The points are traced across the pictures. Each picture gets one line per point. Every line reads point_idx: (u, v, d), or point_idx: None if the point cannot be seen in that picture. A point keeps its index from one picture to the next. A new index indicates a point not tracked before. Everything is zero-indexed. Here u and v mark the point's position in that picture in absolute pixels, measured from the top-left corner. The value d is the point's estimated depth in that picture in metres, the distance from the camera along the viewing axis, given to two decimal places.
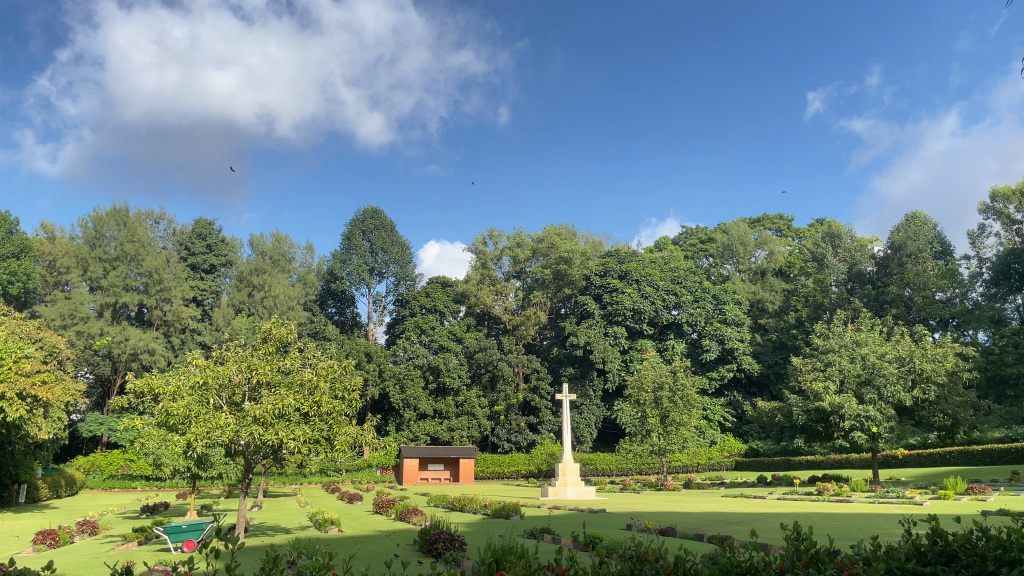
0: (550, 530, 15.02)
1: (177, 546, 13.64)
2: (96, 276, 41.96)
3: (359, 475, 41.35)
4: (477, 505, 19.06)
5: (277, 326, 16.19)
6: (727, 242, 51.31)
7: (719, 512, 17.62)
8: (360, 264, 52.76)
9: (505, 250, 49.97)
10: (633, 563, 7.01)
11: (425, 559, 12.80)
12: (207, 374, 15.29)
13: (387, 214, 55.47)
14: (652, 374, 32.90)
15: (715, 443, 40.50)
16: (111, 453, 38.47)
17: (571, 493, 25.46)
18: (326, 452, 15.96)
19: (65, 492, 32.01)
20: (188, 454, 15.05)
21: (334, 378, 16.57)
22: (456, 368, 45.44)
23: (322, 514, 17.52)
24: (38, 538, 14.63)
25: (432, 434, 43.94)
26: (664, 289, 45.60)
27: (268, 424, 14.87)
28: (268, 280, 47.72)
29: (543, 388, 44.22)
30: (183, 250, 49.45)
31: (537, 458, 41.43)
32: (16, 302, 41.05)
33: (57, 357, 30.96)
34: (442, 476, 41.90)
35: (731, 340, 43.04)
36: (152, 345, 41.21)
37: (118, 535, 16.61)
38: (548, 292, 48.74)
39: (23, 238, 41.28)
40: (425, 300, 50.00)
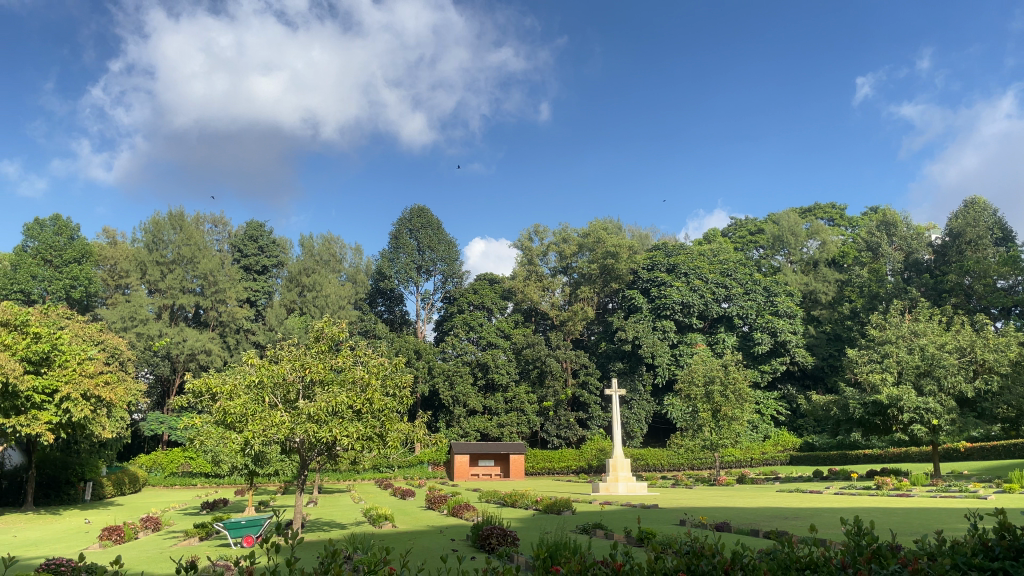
0: (603, 526, 15.00)
1: (237, 542, 13.93)
2: (154, 279, 43.13)
3: (410, 472, 41.81)
4: (528, 501, 19.12)
5: (329, 324, 16.48)
6: (778, 232, 50.47)
7: (773, 507, 17.37)
8: (408, 263, 53.37)
9: (551, 246, 49.94)
10: (689, 559, 6.95)
11: (478, 554, 12.87)
12: (263, 373, 15.55)
13: (433, 212, 55.80)
14: (702, 369, 32.56)
15: (769, 437, 39.88)
16: (172, 451, 39.57)
17: (622, 489, 25.32)
18: (378, 448, 16.15)
19: (129, 490, 33.00)
20: (246, 451, 15.35)
21: (385, 376, 16.75)
22: (505, 364, 45.51)
23: (376, 509, 17.71)
24: (105, 534, 15.09)
25: (482, 430, 44.17)
26: (713, 281, 45.05)
27: (322, 422, 15.11)
28: (318, 280, 48.37)
29: (592, 384, 44.04)
30: (237, 252, 50.55)
31: (588, 454, 41.24)
32: (79, 305, 42.57)
33: (119, 357, 31.91)
34: (492, 472, 41.96)
35: (783, 333, 42.21)
36: (209, 345, 42.19)
37: (179, 530, 17.04)
38: (596, 287, 48.48)
39: (85, 243, 42.91)
40: (473, 297, 50.42)
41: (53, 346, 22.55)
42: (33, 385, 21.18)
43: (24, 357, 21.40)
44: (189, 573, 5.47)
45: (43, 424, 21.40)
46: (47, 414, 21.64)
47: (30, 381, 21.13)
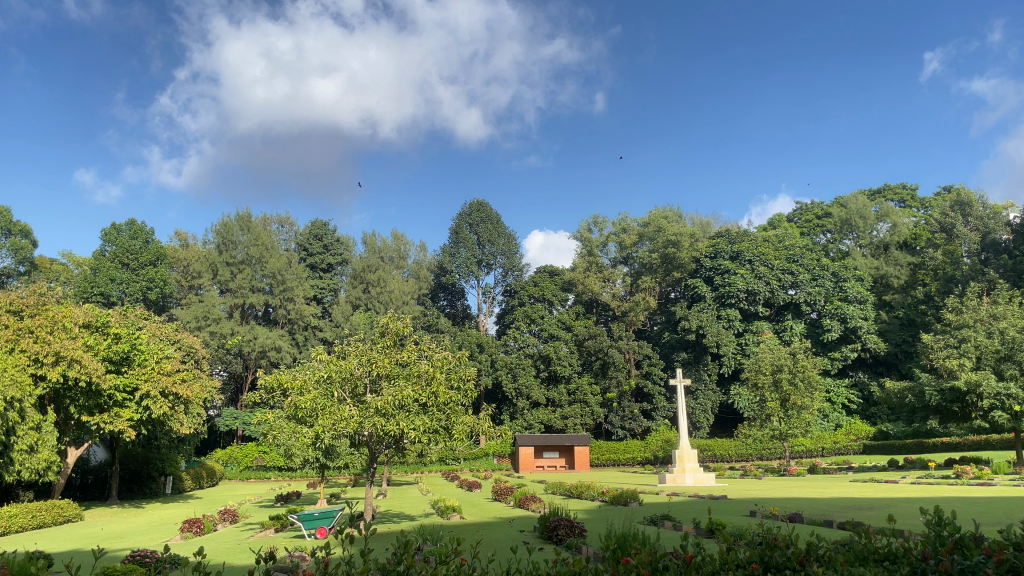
0: (671, 517, 14.86)
1: (311, 533, 14.30)
2: (225, 279, 44.44)
3: (476, 464, 42.22)
4: (595, 492, 19.08)
5: (394, 319, 16.78)
6: (845, 215, 49.29)
7: (846, 497, 16.97)
8: (468, 257, 53.78)
9: (611, 236, 49.73)
10: (762, 549, 6.86)
11: (546, 545, 12.93)
12: (331, 369, 15.93)
13: (493, 206, 55.97)
14: (770, 357, 31.90)
15: (841, 426, 38.98)
16: (246, 446, 40.81)
17: (690, 480, 25.03)
18: (445, 441, 16.31)
19: (207, 483, 34.25)
20: (318, 445, 15.73)
21: (449, 369, 16.87)
22: (567, 356, 45.52)
23: (444, 501, 17.93)
24: (185, 526, 15.64)
25: (546, 422, 44.34)
26: (779, 268, 44.01)
27: (389, 415, 15.35)
28: (382, 276, 49.15)
29: (656, 374, 43.62)
30: (303, 251, 51.74)
31: (654, 445, 40.75)
32: (155, 306, 44.25)
33: (194, 356, 32.98)
34: (558, 464, 42.04)
35: (854, 319, 41.02)
36: (278, 342, 43.27)
37: (256, 522, 17.58)
38: (657, 276, 47.73)
39: (159, 246, 44.44)
40: (533, 290, 50.66)
41: (133, 346, 23.49)
42: (115, 383, 22.21)
43: (106, 357, 22.45)
44: (266, 563, 5.55)
45: (125, 421, 22.42)
46: (128, 411, 22.64)
47: (112, 380, 22.12)
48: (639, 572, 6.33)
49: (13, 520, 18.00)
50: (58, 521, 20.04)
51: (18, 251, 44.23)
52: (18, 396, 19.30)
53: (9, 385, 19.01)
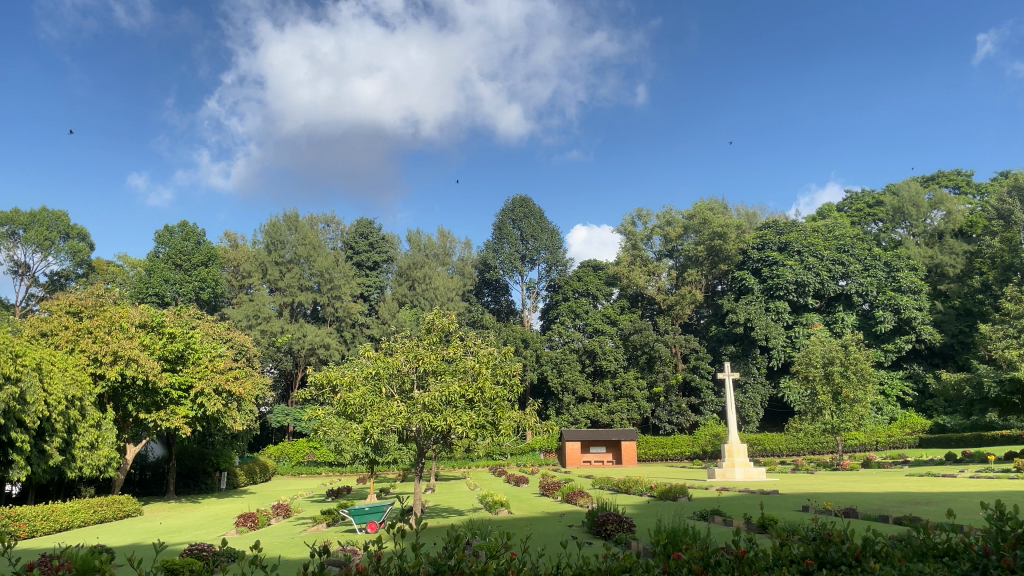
0: (722, 512, 14.71)
1: (362, 527, 14.51)
2: (274, 278, 45.25)
3: (524, 459, 42.38)
4: (643, 487, 18.99)
5: (439, 316, 16.91)
6: (898, 204, 48.36)
7: (902, 492, 16.60)
8: (512, 253, 54.00)
9: (655, 229, 49.42)
10: (816, 545, 6.74)
11: (595, 540, 12.92)
12: (379, 365, 16.18)
13: (536, 201, 56.02)
14: (821, 349, 31.34)
15: (895, 419, 38.14)
16: (298, 442, 41.53)
17: (739, 475, 24.74)
18: (492, 436, 16.36)
19: (261, 478, 35.00)
20: (367, 440, 15.96)
21: (495, 365, 16.91)
22: (613, 351, 45.37)
23: (492, 496, 18.03)
24: (241, 520, 16.01)
25: (592, 417, 44.28)
26: (829, 259, 43.07)
27: (437, 411, 15.45)
28: (428, 273, 49.49)
29: (703, 368, 43.11)
30: (350, 250, 52.45)
31: (702, 440, 40.25)
32: (207, 306, 45.31)
33: (246, 353, 33.62)
34: (605, 459, 41.91)
35: (907, 310, 40.01)
36: (327, 340, 43.92)
37: (309, 516, 17.91)
38: (704, 269, 47.09)
39: (211, 247, 45.44)
40: (578, 284, 50.55)
41: (187, 344, 24.10)
42: (171, 381, 22.79)
43: (162, 356, 23.02)
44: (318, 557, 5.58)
45: (181, 418, 22.96)
46: (184, 408, 23.21)
47: (168, 379, 22.68)
48: (691, 568, 6.24)
49: (76, 514, 18.61)
50: (119, 516, 20.70)
51: (76, 254, 45.68)
52: (79, 395, 19.98)
53: (70, 384, 19.67)
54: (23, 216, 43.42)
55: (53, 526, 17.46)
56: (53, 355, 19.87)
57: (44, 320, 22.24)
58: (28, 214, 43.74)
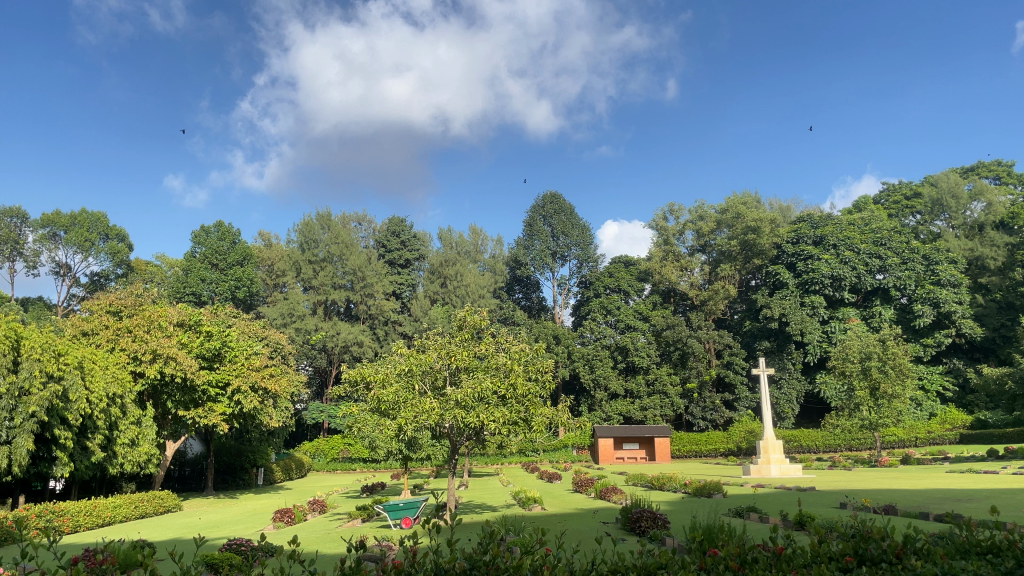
0: (757, 509, 14.58)
1: (397, 523, 14.62)
2: (308, 277, 45.74)
3: (556, 455, 42.41)
4: (677, 484, 18.88)
5: (471, 313, 16.95)
6: (936, 195, 47.24)
7: (942, 489, 16.31)
8: (543, 249, 53.87)
9: (688, 224, 49.05)
10: (856, 542, 6.66)
11: (630, 537, 12.89)
12: (411, 362, 16.28)
13: (566, 197, 55.84)
14: (858, 344, 30.87)
15: (935, 415, 37.48)
16: (332, 438, 41.93)
17: (775, 472, 24.43)
18: (524, 432, 16.36)
19: (296, 474, 35.46)
20: (401, 437, 16.07)
21: (527, 361, 16.91)
22: (645, 347, 45.15)
23: (525, 492, 18.05)
24: (278, 515, 16.23)
25: (625, 413, 44.16)
26: (866, 252, 42.34)
27: (469, 408, 15.50)
28: (459, 270, 49.65)
29: (737, 363, 42.63)
30: (382, 248, 52.78)
31: (737, 436, 39.85)
32: (243, 304, 45.96)
33: (281, 351, 34.03)
34: (638, 455, 41.74)
35: (947, 304, 39.24)
36: (360, 337, 44.25)
37: (344, 512, 18.11)
38: (737, 264, 46.58)
39: (246, 246, 46.07)
40: (609, 281, 50.49)
41: (224, 343, 24.46)
42: (208, 379, 23.18)
43: (199, 354, 23.43)
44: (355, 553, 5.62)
45: (218, 415, 23.36)
46: (221, 405, 23.60)
47: (206, 376, 23.07)
48: (728, 564, 6.18)
49: (118, 509, 19.02)
50: (160, 511, 21.08)
51: (115, 254, 46.60)
52: (120, 393, 20.41)
53: (111, 381, 20.09)
54: (64, 218, 44.42)
55: (96, 521, 17.85)
56: (95, 354, 20.32)
57: (86, 320, 22.73)
58: (69, 216, 44.75)
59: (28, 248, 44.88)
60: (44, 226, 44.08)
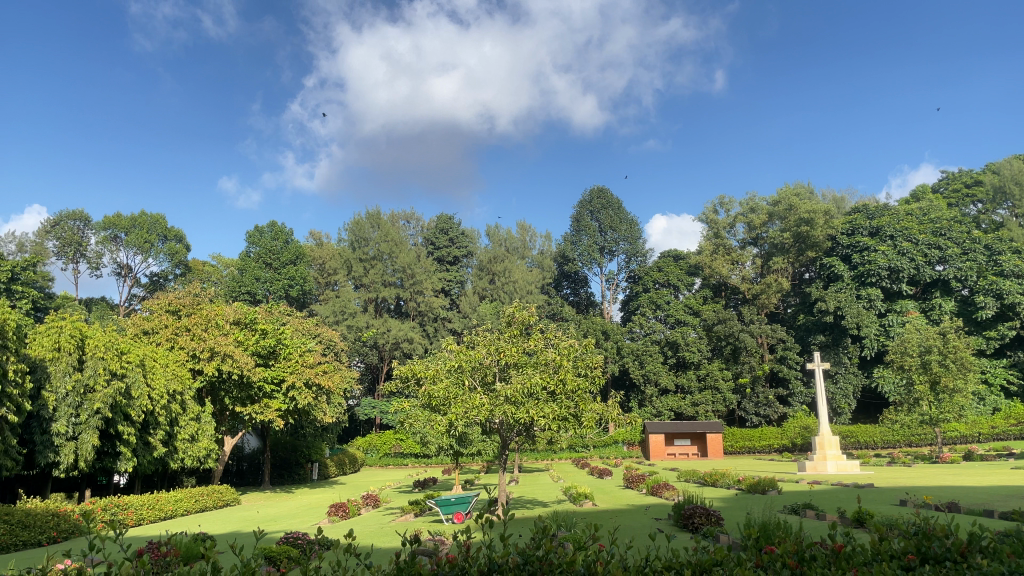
0: (814, 506, 14.29)
1: (449, 517, 14.74)
2: (358, 275, 46.39)
3: (607, 451, 42.29)
4: (730, 480, 18.64)
5: (520, 309, 16.96)
6: (999, 183, 45.61)
7: (1008, 486, 15.75)
8: (591, 245, 53.76)
9: (739, 217, 48.27)
10: (918, 539, 6.49)
11: (683, 533, 12.76)
12: (461, 358, 16.39)
13: (614, 192, 55.48)
14: (917, 338, 30.05)
15: (999, 409, 36.31)
16: (385, 433, 42.45)
17: (832, 468, 24.00)
18: (574, 428, 16.27)
19: (350, 469, 36.06)
20: (452, 432, 16.19)
21: (576, 357, 16.83)
22: (696, 342, 44.67)
23: (576, 488, 18.02)
24: (332, 510, 16.53)
25: (676, 409, 43.84)
26: (925, 243, 41.12)
27: (519, 403, 15.50)
28: (508, 266, 49.76)
29: (791, 358, 41.78)
30: (430, 245, 53.25)
31: (791, 432, 39.13)
32: (296, 302, 46.84)
33: (333, 348, 34.57)
34: (690, 452, 41.33)
35: (1011, 295, 37.90)
36: (410, 334, 44.64)
37: (398, 506, 18.34)
38: (790, 256, 45.68)
39: (298, 246, 46.91)
40: (658, 275, 50.12)
41: (278, 340, 24.96)
42: (263, 376, 23.72)
43: (255, 352, 24.01)
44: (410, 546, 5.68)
45: (274, 411, 23.89)
46: (277, 402, 24.12)
47: (261, 373, 23.62)
48: (785, 562, 6.06)
49: (179, 503, 19.55)
50: (219, 505, 21.65)
51: (173, 254, 47.89)
52: (179, 390, 20.98)
53: (171, 378, 20.64)
54: (125, 220, 45.82)
55: (159, 514, 18.38)
56: (155, 352, 20.93)
57: (146, 319, 23.42)
58: (129, 218, 46.14)
59: (91, 250, 46.40)
60: (105, 229, 45.57)
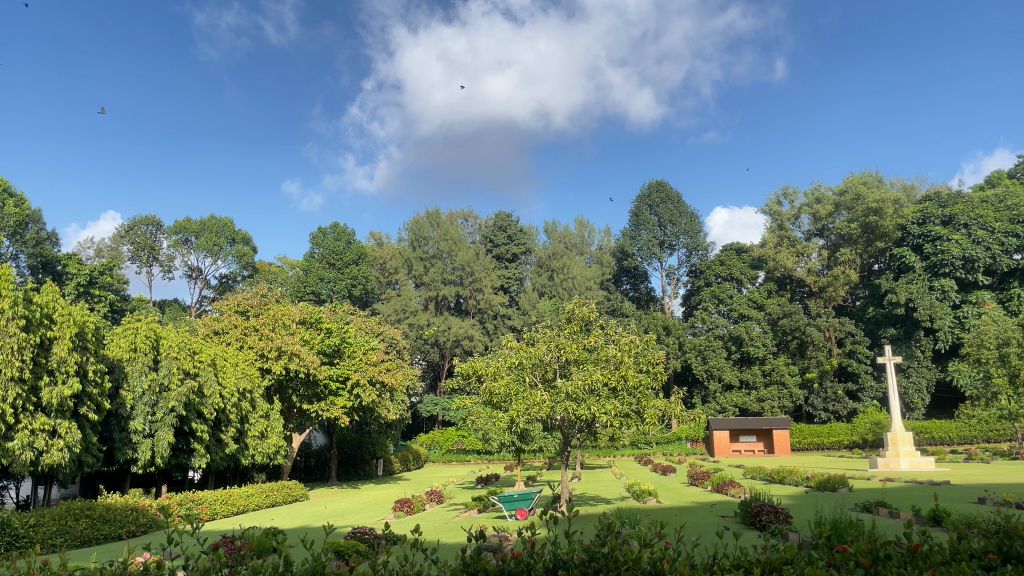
0: (887, 504, 13.87)
1: (512, 514, 14.81)
2: (419, 273, 46.97)
3: (670, 448, 41.88)
4: (798, 477, 18.24)
5: (580, 306, 16.91)
6: None
7: None
8: (650, 239, 53.33)
9: (804, 208, 47.13)
10: (1001, 539, 6.21)
11: (750, 531, 12.54)
12: (521, 355, 16.46)
13: (673, 185, 54.75)
14: (994, 330, 28.95)
15: None
16: (447, 430, 42.90)
17: (905, 465, 23.23)
18: (637, 425, 16.10)
19: (414, 465, 36.55)
20: (514, 428, 16.26)
21: (638, 353, 16.65)
22: (760, 336, 43.85)
23: (640, 485, 17.88)
24: (397, 505, 16.78)
25: (741, 405, 43.19)
26: (1002, 231, 39.42)
27: (580, 400, 15.43)
28: (566, 262, 49.61)
29: (861, 352, 40.57)
30: (489, 243, 53.57)
31: (861, 428, 38.02)
32: (359, 302, 47.71)
33: (396, 346, 35.05)
34: (755, 449, 40.57)
35: None
36: (471, 331, 44.92)
37: (461, 502, 18.53)
38: (858, 247, 44.35)
39: (360, 246, 47.71)
40: (720, 269, 49.30)
41: (343, 339, 25.46)
42: (329, 374, 24.23)
43: (320, 350, 24.54)
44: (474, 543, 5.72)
45: (340, 409, 24.39)
46: (342, 399, 24.61)
47: (327, 371, 24.12)
48: (859, 562, 5.86)
49: (251, 498, 20.14)
50: (289, 500, 22.21)
51: (241, 257, 49.25)
52: (249, 387, 21.61)
53: (241, 377, 21.27)
54: (194, 224, 47.29)
55: (232, 509, 18.95)
56: (226, 351, 21.61)
57: (216, 320, 24.16)
58: (199, 222, 47.59)
59: (163, 254, 48.07)
60: (177, 233, 47.15)
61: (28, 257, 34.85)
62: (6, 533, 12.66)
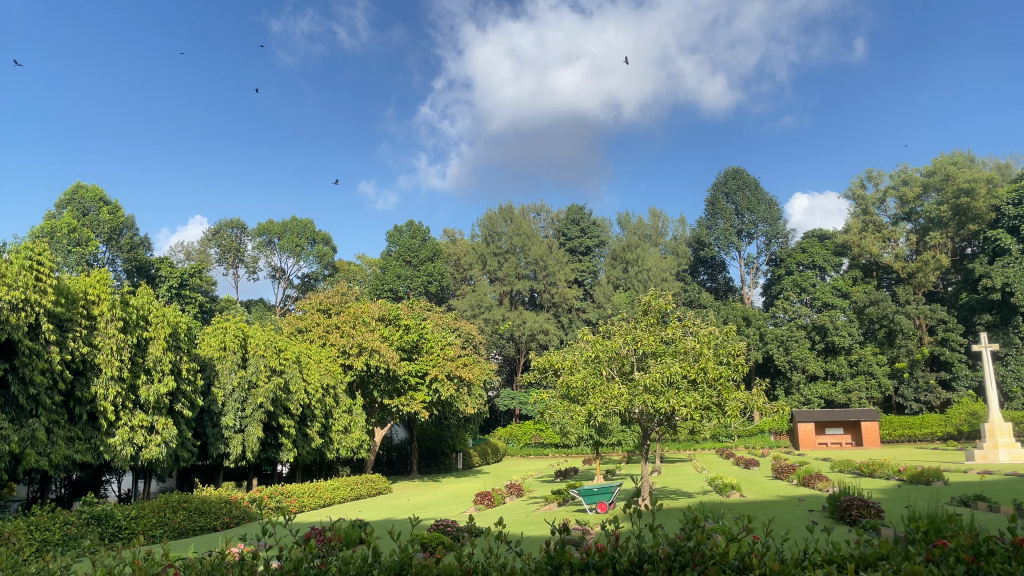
0: (988, 498, 13.23)
1: (592, 507, 14.76)
2: (493, 269, 47.37)
3: (752, 441, 41.05)
4: (890, 470, 17.62)
5: (656, 297, 16.67)
6: None
7: None
8: (727, 228, 52.26)
9: (889, 191, 45.33)
10: None
11: (839, 526, 12.17)
12: (598, 349, 16.41)
13: (750, 172, 53.29)
14: None
15: None
16: (525, 423, 43.10)
17: (1004, 457, 22.11)
18: (718, 417, 15.81)
19: (493, 458, 36.95)
20: (592, 422, 16.21)
21: (717, 345, 16.30)
22: (846, 326, 42.44)
23: (722, 478, 17.59)
24: (478, 498, 16.96)
25: (826, 396, 41.96)
26: None
27: (659, 393, 15.23)
28: (640, 254, 49.03)
29: (954, 340, 38.77)
30: (562, 236, 53.66)
31: (956, 419, 36.40)
32: (436, 297, 48.41)
33: (473, 341, 35.37)
34: (842, 441, 39.34)
35: None
36: (546, 325, 44.91)
37: (541, 496, 18.62)
38: (949, 231, 42.38)
39: (435, 243, 48.31)
40: (801, 257, 47.92)
41: (420, 334, 25.87)
42: (408, 369, 24.65)
43: (399, 347, 24.96)
44: (555, 538, 5.69)
45: (419, 403, 24.76)
46: (422, 394, 24.99)
47: (406, 367, 24.56)
48: (960, 558, 5.60)
49: (336, 491, 20.68)
50: (373, 493, 22.73)
51: (321, 256, 50.54)
52: (332, 383, 22.19)
53: (324, 373, 21.87)
54: (277, 226, 48.83)
55: (318, 501, 19.50)
56: (309, 349, 22.25)
57: (300, 318, 24.89)
58: (281, 224, 49.09)
59: (248, 256, 49.75)
60: (261, 235, 48.79)
61: (123, 261, 36.58)
62: (110, 525, 13.41)
